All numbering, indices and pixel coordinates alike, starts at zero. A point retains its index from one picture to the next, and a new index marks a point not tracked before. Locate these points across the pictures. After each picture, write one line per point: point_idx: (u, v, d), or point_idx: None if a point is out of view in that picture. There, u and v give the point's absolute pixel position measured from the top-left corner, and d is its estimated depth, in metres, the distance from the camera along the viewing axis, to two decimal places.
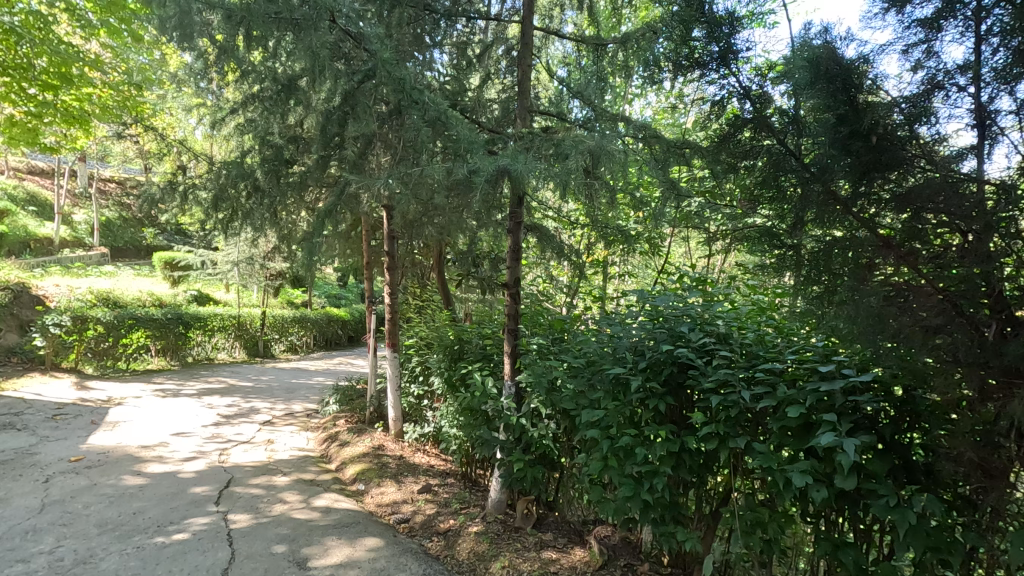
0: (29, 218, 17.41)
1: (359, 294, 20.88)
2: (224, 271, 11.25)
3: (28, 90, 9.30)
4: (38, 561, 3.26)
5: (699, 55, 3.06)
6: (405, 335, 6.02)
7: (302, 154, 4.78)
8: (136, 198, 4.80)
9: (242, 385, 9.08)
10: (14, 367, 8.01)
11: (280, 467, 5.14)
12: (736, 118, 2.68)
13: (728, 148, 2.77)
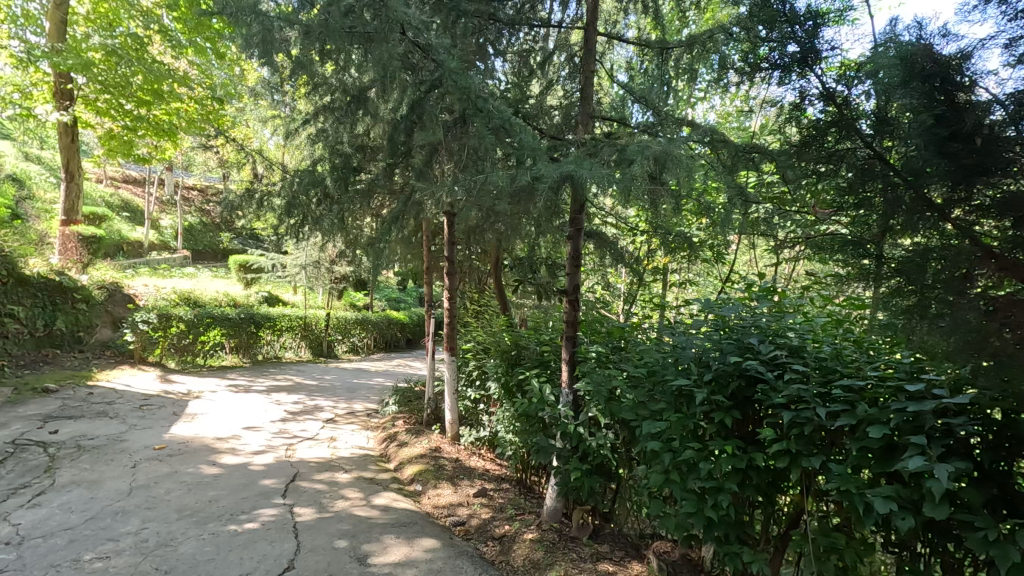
0: (122, 223, 18.99)
1: (417, 298, 21.35)
2: (292, 274, 11.83)
3: (125, 106, 10.15)
4: (126, 541, 3.52)
5: (772, 57, 3.16)
6: (462, 340, 6.11)
7: (369, 162, 4.96)
8: (218, 204, 5.13)
9: (307, 382, 9.48)
10: (107, 359, 8.73)
11: (342, 464, 5.32)
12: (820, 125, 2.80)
13: (808, 153, 2.87)
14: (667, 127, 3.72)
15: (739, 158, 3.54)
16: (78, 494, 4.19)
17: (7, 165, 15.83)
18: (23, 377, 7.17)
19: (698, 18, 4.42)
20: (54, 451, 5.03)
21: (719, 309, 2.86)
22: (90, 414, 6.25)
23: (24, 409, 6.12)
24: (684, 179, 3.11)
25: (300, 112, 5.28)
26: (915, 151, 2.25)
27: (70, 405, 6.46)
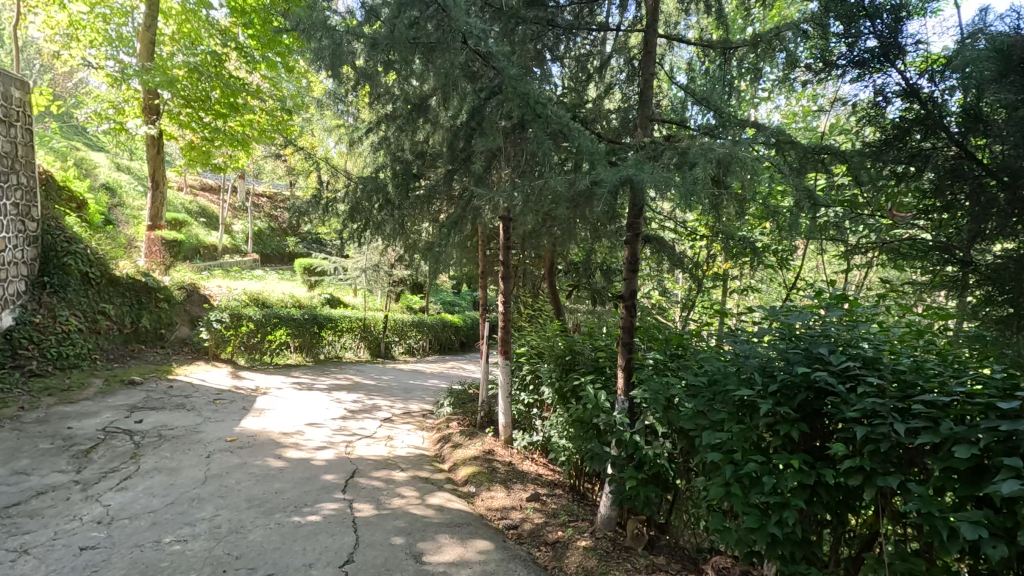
0: (199, 228, 20.31)
1: (471, 301, 21.60)
2: (353, 277, 12.27)
3: (204, 119, 10.84)
4: (202, 526, 3.75)
5: (864, 57, 3.68)
6: (516, 344, 6.14)
7: (428, 169, 5.07)
8: (288, 210, 5.40)
9: (365, 382, 9.78)
10: (185, 355, 9.34)
11: (398, 462, 5.46)
12: (911, 121, 3.47)
13: (895, 149, 3.53)
14: (730, 129, 3.60)
15: (808, 160, 3.38)
16: (159, 480, 4.50)
17: (102, 175, 17.27)
18: (112, 370, 7.79)
19: (762, 16, 4.27)
20: (139, 440, 5.43)
21: (786, 316, 2.74)
22: (170, 406, 6.70)
23: (113, 399, 6.63)
24: (748, 181, 3.02)
25: (364, 121, 5.49)
26: (1011, 151, 2.96)
27: (152, 397, 6.95)
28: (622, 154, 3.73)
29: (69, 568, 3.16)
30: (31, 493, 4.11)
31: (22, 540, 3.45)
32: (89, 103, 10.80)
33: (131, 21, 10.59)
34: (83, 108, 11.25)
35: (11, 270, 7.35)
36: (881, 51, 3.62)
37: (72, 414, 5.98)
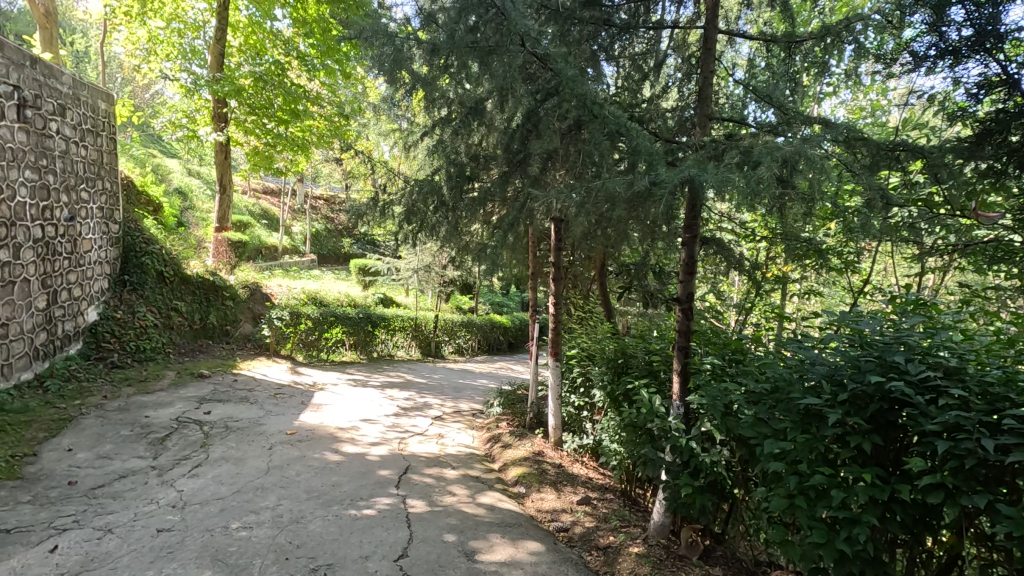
0: (262, 229, 21.27)
1: (519, 302, 21.59)
2: (405, 277, 12.53)
3: (267, 125, 11.33)
4: (265, 514, 3.93)
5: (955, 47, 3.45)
6: (566, 346, 6.10)
7: (482, 171, 5.12)
8: (346, 212, 5.57)
9: (417, 380, 9.97)
10: (249, 351, 9.80)
11: (449, 460, 5.54)
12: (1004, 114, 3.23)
13: (987, 144, 3.30)
14: (793, 126, 3.46)
15: (881, 156, 3.24)
16: (227, 469, 4.75)
17: (175, 180, 18.39)
18: (183, 363, 8.28)
19: (829, 7, 4.07)
20: (208, 430, 5.75)
21: (857, 322, 2.60)
22: (235, 398, 7.06)
23: (184, 391, 7.05)
24: (816, 181, 2.90)
25: (419, 125, 5.61)
26: None
27: (220, 390, 7.33)
28: (680, 154, 3.65)
29: (148, 548, 3.38)
30: (114, 476, 4.43)
31: (107, 520, 3.72)
32: (165, 113, 11.54)
33: (203, 35, 11.22)
34: (159, 118, 12.04)
35: (96, 269, 7.98)
36: (971, 39, 3.39)
37: (148, 403, 6.41)
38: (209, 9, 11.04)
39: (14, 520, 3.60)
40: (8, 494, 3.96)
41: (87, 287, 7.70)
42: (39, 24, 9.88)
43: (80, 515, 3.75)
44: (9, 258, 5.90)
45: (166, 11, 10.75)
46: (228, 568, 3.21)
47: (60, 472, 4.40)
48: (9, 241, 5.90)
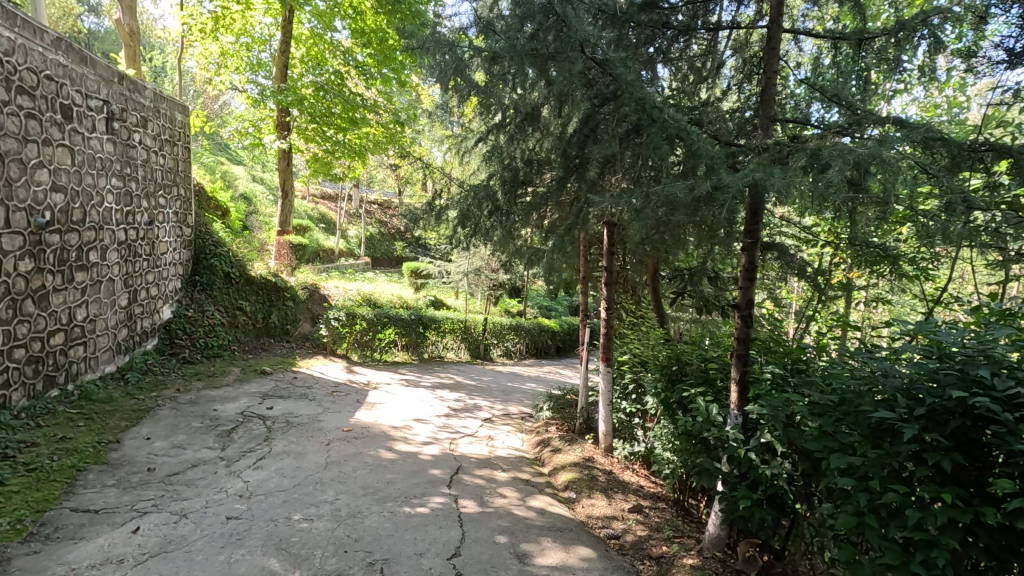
0: (320, 233, 22.09)
1: (568, 307, 21.41)
2: (456, 280, 12.69)
3: (327, 133, 11.77)
4: (325, 508, 4.08)
5: None
6: (618, 351, 6.04)
7: (536, 175, 5.15)
8: (403, 215, 5.74)
9: (466, 382, 10.08)
10: (307, 349, 10.19)
11: (499, 462, 5.58)
12: None
13: None
14: (863, 126, 3.30)
15: (962, 156, 3.07)
16: (289, 462, 4.96)
17: (241, 186, 19.39)
18: (247, 359, 8.71)
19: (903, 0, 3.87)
20: (271, 424, 6.02)
21: (936, 332, 2.46)
22: (295, 395, 7.37)
23: (249, 386, 7.42)
24: (890, 184, 2.77)
25: (474, 130, 5.70)
26: None
27: (281, 386, 7.67)
28: (741, 157, 3.57)
29: (218, 534, 3.59)
30: (187, 465, 4.71)
31: (182, 505, 3.96)
32: (233, 123, 12.21)
33: (269, 48, 11.82)
34: (228, 127, 12.74)
35: (171, 269, 8.54)
36: None
37: (216, 397, 6.78)
38: (274, 23, 11.61)
39: (101, 502, 3.90)
40: (95, 478, 4.29)
41: (162, 287, 8.24)
42: (125, 42, 10.69)
43: (159, 500, 4.01)
44: (97, 260, 6.42)
45: (236, 26, 11.39)
46: (291, 557, 3.36)
47: (139, 459, 4.72)
48: (98, 244, 6.42)
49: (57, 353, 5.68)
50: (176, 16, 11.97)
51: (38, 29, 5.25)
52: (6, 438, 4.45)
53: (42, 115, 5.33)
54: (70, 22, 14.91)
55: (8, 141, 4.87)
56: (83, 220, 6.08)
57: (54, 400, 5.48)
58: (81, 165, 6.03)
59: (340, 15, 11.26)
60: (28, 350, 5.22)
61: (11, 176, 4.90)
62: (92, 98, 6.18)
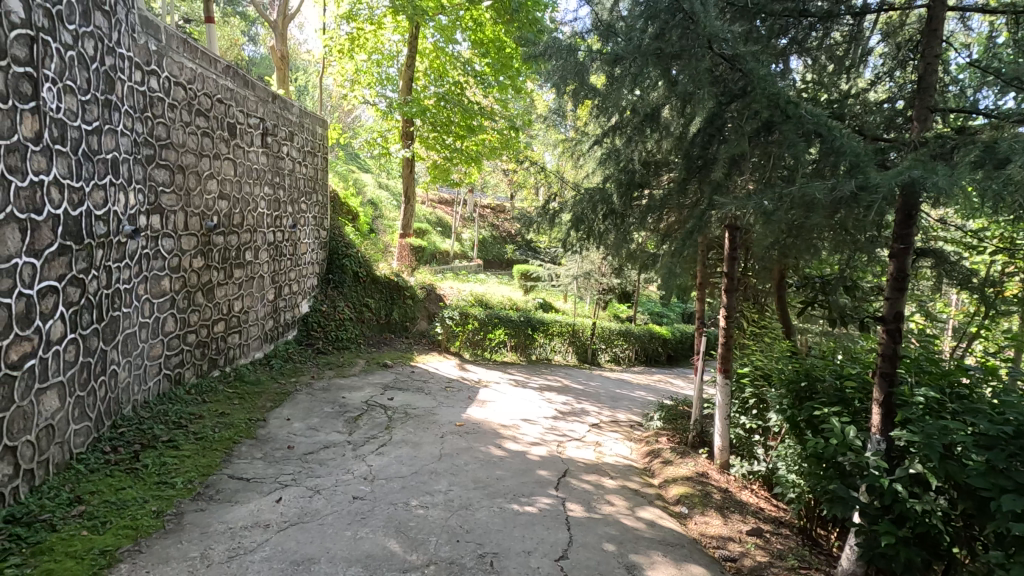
0: (437, 236, 23.21)
1: (680, 314, 20.44)
2: (565, 284, 12.74)
3: (445, 141, 12.33)
4: (439, 497, 4.30)
5: None
6: (737, 363, 5.68)
7: (653, 177, 5.01)
8: (517, 219, 5.85)
9: (574, 386, 10.02)
10: (423, 345, 10.74)
11: (607, 469, 5.49)
12: None
13: None
14: None
15: None
16: (407, 451, 5.28)
17: (369, 192, 21.00)
18: (371, 352, 9.39)
19: None
20: (391, 414, 6.45)
21: None
22: (413, 388, 7.82)
23: (372, 377, 8.00)
24: None
25: (588, 132, 5.68)
26: None
27: (400, 379, 8.18)
28: (891, 154, 3.21)
29: (346, 511, 3.92)
30: (321, 445, 5.20)
31: (316, 481, 4.38)
32: (364, 134, 13.26)
33: (396, 63, 12.67)
34: (359, 138, 13.85)
35: (308, 268, 9.48)
36: None
37: (345, 386, 7.40)
38: (402, 40, 12.43)
39: (252, 472, 4.44)
40: (247, 450, 4.88)
41: (301, 284, 9.16)
42: (277, 66, 12.05)
43: (297, 475, 4.47)
44: (251, 258, 7.30)
45: (368, 45, 12.36)
46: (408, 540, 3.57)
47: (282, 437, 5.29)
48: (252, 244, 7.30)
49: (219, 339, 6.55)
50: (319, 40, 13.26)
51: (213, 59, 6.10)
52: (181, 411, 5.26)
53: (213, 133, 6.18)
54: (235, 51, 16.95)
55: (189, 156, 5.71)
56: (241, 223, 6.94)
57: (216, 379, 6.33)
58: (241, 176, 6.90)
59: (461, 28, 11.75)
60: (198, 335, 6.08)
61: (190, 186, 5.75)
62: (251, 116, 7.07)
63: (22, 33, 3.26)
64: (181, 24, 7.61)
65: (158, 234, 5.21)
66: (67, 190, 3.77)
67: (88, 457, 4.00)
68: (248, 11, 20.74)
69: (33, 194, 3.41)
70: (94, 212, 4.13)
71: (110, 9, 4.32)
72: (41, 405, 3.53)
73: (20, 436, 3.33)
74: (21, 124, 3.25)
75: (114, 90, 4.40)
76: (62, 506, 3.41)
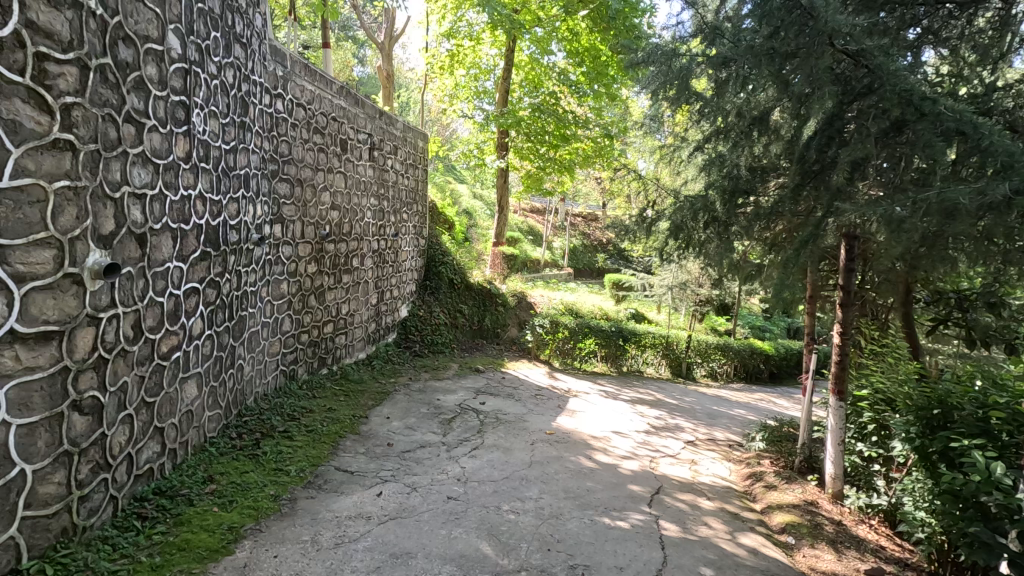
0: (528, 244, 23.44)
1: (784, 328, 19.02)
2: (658, 294, 12.36)
3: (540, 151, 12.47)
4: (530, 504, 4.32)
5: None
6: (853, 384, 5.20)
7: (760, 183, 4.75)
8: (612, 228, 5.76)
9: (667, 401, 9.65)
10: (513, 352, 10.86)
11: (703, 490, 5.23)
12: None
13: None
14: None
15: None
16: (498, 456, 5.37)
17: (464, 201, 21.70)
18: (464, 357, 9.65)
19: None
20: (483, 418, 6.58)
21: None
22: (504, 394, 7.93)
23: (465, 381, 8.21)
24: None
25: (688, 137, 5.51)
26: None
27: (491, 384, 8.33)
28: None
29: (441, 510, 4.05)
30: (417, 444, 5.42)
31: (413, 479, 4.57)
32: (461, 146, 13.72)
33: (493, 76, 12.98)
34: (456, 150, 14.36)
35: (407, 275, 9.96)
36: None
37: (439, 388, 7.66)
38: (499, 53, 12.74)
39: (356, 465, 4.72)
40: (351, 444, 5.20)
41: (401, 289, 9.65)
42: (383, 84, 12.84)
43: (395, 471, 4.69)
44: (357, 265, 7.80)
45: (467, 60, 12.79)
46: (500, 544, 3.62)
47: (382, 434, 5.58)
48: (359, 252, 7.81)
49: (328, 339, 7.05)
50: (422, 57, 13.95)
51: (329, 81, 6.63)
52: (295, 404, 5.71)
53: (328, 149, 6.69)
54: (347, 71, 18.32)
55: (307, 171, 6.23)
56: (349, 231, 7.44)
57: (324, 377, 6.81)
58: (350, 188, 7.41)
59: (557, 39, 11.84)
60: (310, 335, 6.58)
61: (307, 198, 6.26)
62: (361, 132, 7.58)
63: (179, 66, 3.74)
64: (302, 52, 8.35)
65: (279, 242, 5.73)
66: (208, 203, 4.25)
67: (218, 441, 4.46)
68: (359, 36, 22.37)
69: (182, 207, 3.87)
70: (229, 222, 4.62)
71: (247, 40, 4.83)
72: (183, 393, 3.99)
73: (166, 419, 3.79)
74: (175, 145, 3.71)
75: (248, 112, 4.91)
76: (197, 483, 3.82)
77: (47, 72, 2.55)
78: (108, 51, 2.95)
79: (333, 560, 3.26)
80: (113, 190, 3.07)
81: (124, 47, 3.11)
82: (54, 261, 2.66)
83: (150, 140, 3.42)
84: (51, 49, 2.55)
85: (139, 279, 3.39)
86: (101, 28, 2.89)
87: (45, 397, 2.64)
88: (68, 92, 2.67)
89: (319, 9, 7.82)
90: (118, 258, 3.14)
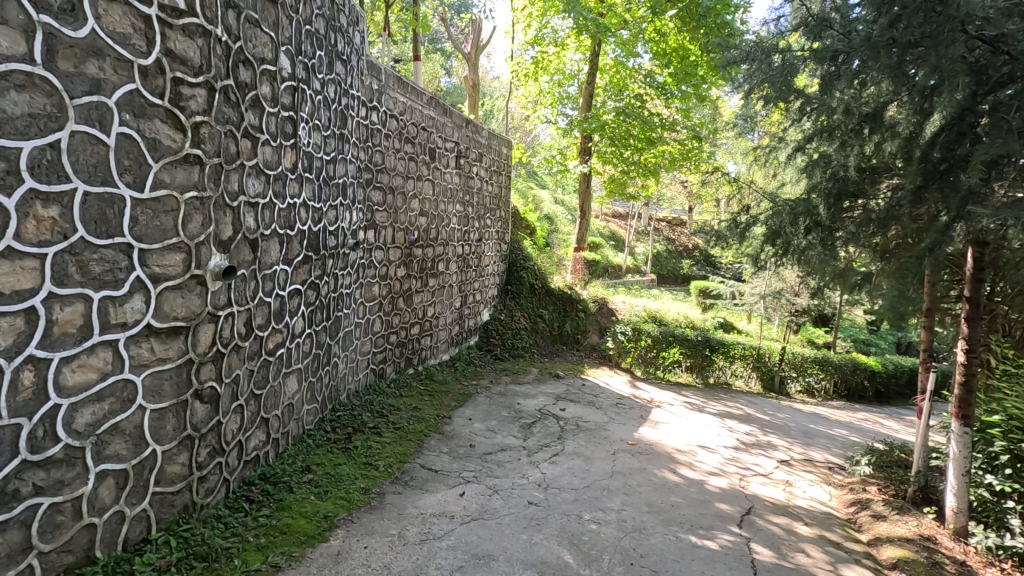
0: (610, 250, 23.10)
1: (893, 343, 17.30)
2: (750, 302, 11.73)
3: (624, 154, 12.22)
4: (612, 515, 4.23)
5: None
6: (981, 409, 4.63)
7: (871, 184, 4.40)
8: (701, 233, 5.55)
9: (758, 416, 9.10)
10: (594, 358, 10.71)
11: (800, 514, 4.86)
12: None
13: None
14: None
15: None
16: (578, 463, 5.31)
17: (545, 207, 21.82)
18: (544, 362, 9.66)
19: None
20: (563, 424, 6.55)
21: None
22: (584, 401, 7.85)
23: (545, 386, 8.21)
24: None
25: (787, 138, 5.19)
26: None
27: (571, 391, 8.25)
28: None
29: (522, 514, 4.07)
30: (498, 447, 5.48)
31: (494, 481, 4.63)
32: (545, 152, 13.80)
33: (577, 81, 12.91)
34: (539, 156, 14.45)
35: (489, 280, 10.14)
36: None
37: (520, 392, 7.70)
38: (584, 58, 12.66)
39: (439, 464, 4.86)
40: (436, 443, 5.35)
41: (484, 293, 9.85)
42: (470, 93, 13.23)
43: (477, 473, 4.77)
44: (443, 269, 8.05)
45: (552, 66, 12.84)
46: (582, 554, 3.57)
47: (464, 435, 5.71)
48: (444, 256, 8.05)
49: (415, 340, 7.32)
50: (508, 66, 14.19)
51: (420, 92, 6.90)
52: (383, 402, 5.97)
53: (417, 158, 6.97)
54: (435, 82, 19.19)
55: (398, 178, 6.51)
56: (435, 237, 7.68)
57: (410, 376, 7.08)
58: (438, 195, 7.66)
59: (642, 40, 11.59)
60: (398, 336, 6.85)
61: (397, 205, 6.54)
62: (448, 141, 7.83)
63: (289, 84, 4.05)
64: (395, 65, 8.75)
65: (371, 247, 6.02)
66: (311, 210, 4.56)
67: (315, 433, 4.75)
68: (448, 47, 23.26)
69: (288, 214, 4.17)
70: (328, 228, 4.93)
71: (347, 57, 5.14)
72: (285, 387, 4.30)
73: (271, 410, 4.09)
74: (284, 157, 4.02)
75: (346, 125, 5.22)
76: (296, 472, 4.09)
77: (182, 95, 2.85)
78: (230, 73, 3.25)
79: (419, 555, 3.36)
80: (232, 200, 3.37)
81: (243, 69, 3.41)
82: (183, 263, 2.96)
83: (263, 153, 3.72)
84: (185, 73, 2.85)
85: (251, 281, 3.69)
86: (225, 52, 3.18)
87: (173, 385, 2.94)
88: (198, 112, 2.98)
89: (412, 23, 8.17)
90: (234, 262, 3.43)
